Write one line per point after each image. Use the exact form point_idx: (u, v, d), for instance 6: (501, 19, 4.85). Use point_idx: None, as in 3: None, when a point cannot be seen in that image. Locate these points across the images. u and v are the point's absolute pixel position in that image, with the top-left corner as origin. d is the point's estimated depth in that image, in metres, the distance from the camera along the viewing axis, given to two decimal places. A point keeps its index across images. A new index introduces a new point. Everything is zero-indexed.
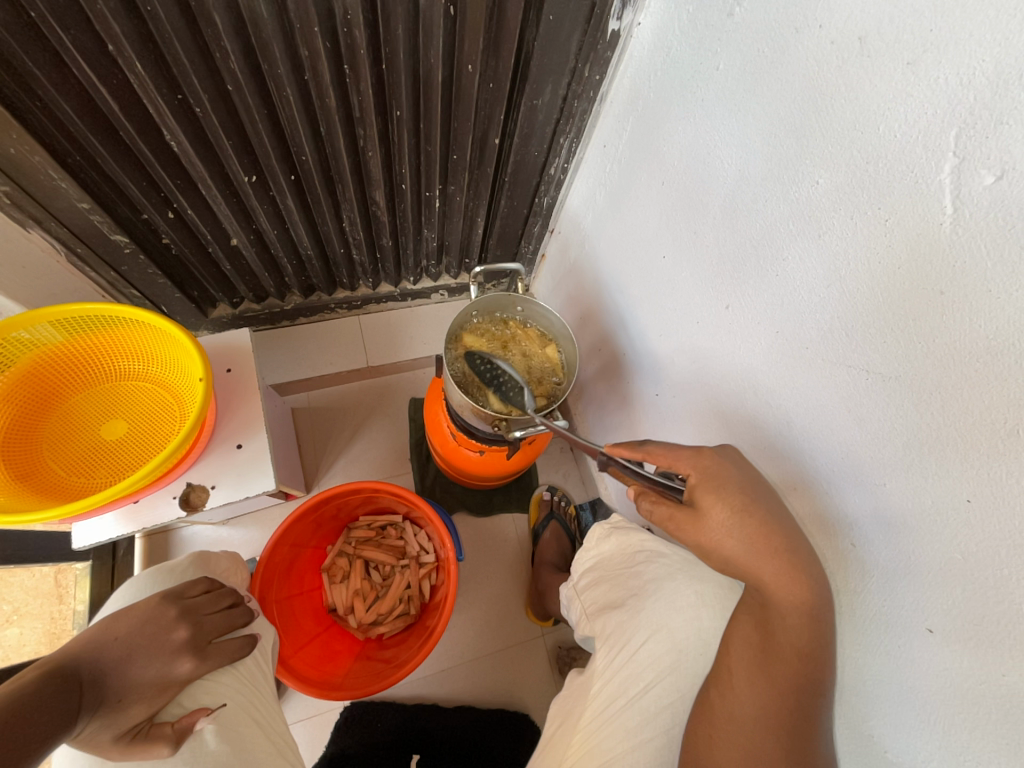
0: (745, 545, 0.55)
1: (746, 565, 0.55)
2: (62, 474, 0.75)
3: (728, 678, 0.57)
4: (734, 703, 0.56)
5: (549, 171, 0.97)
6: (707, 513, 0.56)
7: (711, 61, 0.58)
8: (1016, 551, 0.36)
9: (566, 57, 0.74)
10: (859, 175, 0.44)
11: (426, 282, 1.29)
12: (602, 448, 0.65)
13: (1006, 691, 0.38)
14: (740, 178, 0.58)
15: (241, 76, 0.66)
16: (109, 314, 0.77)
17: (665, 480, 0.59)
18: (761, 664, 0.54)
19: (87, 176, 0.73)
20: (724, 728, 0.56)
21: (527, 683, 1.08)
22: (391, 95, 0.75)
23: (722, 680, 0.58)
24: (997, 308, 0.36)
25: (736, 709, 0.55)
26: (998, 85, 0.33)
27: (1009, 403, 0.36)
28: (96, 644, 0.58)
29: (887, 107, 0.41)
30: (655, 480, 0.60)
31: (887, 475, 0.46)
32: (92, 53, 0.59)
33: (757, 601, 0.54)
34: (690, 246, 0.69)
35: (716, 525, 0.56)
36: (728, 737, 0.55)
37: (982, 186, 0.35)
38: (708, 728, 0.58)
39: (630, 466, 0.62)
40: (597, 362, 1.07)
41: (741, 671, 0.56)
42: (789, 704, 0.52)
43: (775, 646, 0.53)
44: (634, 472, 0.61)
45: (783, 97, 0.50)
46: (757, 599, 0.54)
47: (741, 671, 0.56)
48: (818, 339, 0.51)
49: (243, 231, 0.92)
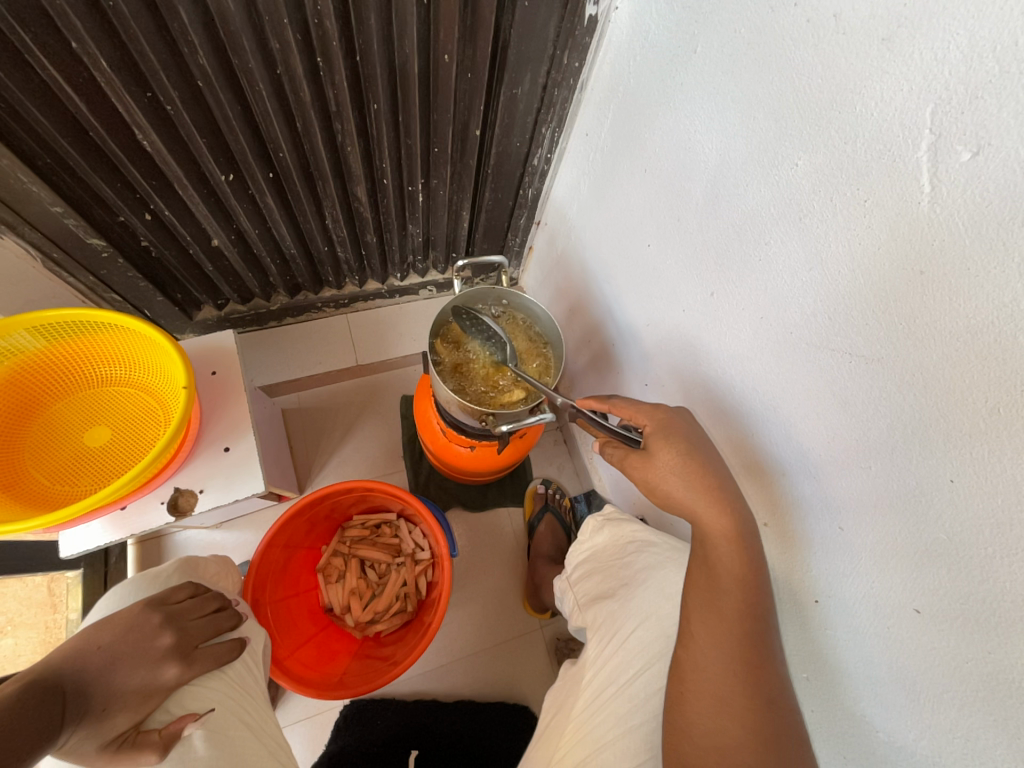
0: (739, 533, 0.54)
1: (737, 552, 0.54)
2: (45, 483, 0.74)
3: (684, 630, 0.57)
4: (697, 652, 0.55)
5: (532, 161, 0.96)
6: (697, 503, 0.56)
7: (690, 44, 0.57)
8: (999, 529, 0.36)
9: (544, 44, 0.73)
10: (838, 156, 0.43)
11: (414, 278, 1.28)
12: (571, 402, 0.69)
13: (992, 668, 0.39)
14: (721, 162, 0.57)
15: (211, 71, 0.64)
16: (86, 319, 0.75)
17: (624, 430, 0.64)
18: (710, 606, 0.55)
19: (59, 179, 0.72)
20: (691, 680, 0.55)
21: (526, 675, 1.09)
22: (367, 88, 0.74)
23: (683, 634, 0.57)
24: (977, 286, 0.35)
25: (699, 657, 0.55)
26: (973, 59, 0.33)
27: (989, 381, 0.35)
28: (79, 653, 0.58)
29: (863, 86, 0.40)
30: (614, 432, 0.64)
31: (872, 458, 0.46)
32: (53, 51, 0.57)
33: (754, 590, 0.53)
34: (674, 233, 0.68)
35: (707, 512, 0.55)
36: (698, 688, 0.54)
37: (958, 163, 0.35)
38: (679, 684, 0.56)
39: (595, 418, 0.67)
40: (587, 353, 1.06)
41: (698, 619, 0.56)
42: (781, 689, 0.52)
43: (770, 632, 0.53)
44: (596, 423, 0.66)
45: (762, 79, 0.49)
46: (753, 588, 0.53)
47: (696, 616, 0.56)
48: (802, 326, 0.51)
49: (223, 231, 0.90)
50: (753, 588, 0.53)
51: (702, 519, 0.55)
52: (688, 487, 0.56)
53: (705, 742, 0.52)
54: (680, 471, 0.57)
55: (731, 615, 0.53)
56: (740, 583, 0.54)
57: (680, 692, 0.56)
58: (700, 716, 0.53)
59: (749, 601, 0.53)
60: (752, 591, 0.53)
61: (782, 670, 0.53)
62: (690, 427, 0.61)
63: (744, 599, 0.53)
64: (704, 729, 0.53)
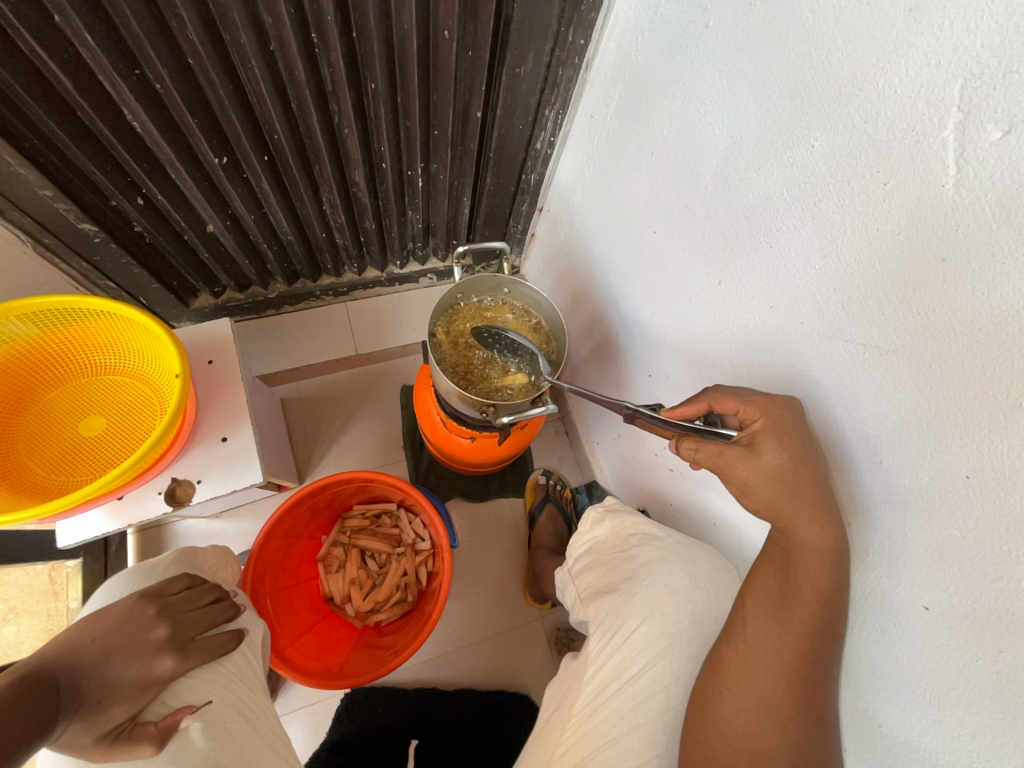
0: (815, 534, 0.48)
1: (817, 556, 0.48)
2: (40, 472, 0.74)
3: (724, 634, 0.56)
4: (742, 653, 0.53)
5: (535, 145, 0.93)
6: (793, 506, 0.48)
7: (701, 19, 0.54)
8: (1016, 527, 0.35)
9: (548, 20, 0.70)
10: (857, 136, 0.41)
11: (414, 266, 1.26)
12: (624, 404, 0.62)
13: (1004, 668, 0.38)
14: (731, 145, 0.55)
15: (201, 49, 0.62)
16: (78, 306, 0.73)
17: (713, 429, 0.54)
18: None
19: (46, 161, 0.70)
20: (733, 680, 0.54)
21: (526, 664, 1.09)
22: (364, 66, 0.71)
23: (733, 631, 0.56)
24: (1002, 274, 0.33)
25: (750, 660, 0.53)
26: (1010, 28, 0.30)
27: (1012, 373, 0.34)
28: (73, 647, 0.58)
29: (886, 61, 0.38)
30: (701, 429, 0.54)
31: (884, 452, 0.44)
32: (36, 24, 0.55)
33: (789, 588, 0.50)
34: (681, 220, 0.66)
35: (772, 502, 0.50)
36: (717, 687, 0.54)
37: (988, 142, 0.33)
38: (717, 681, 0.56)
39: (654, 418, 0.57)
40: (590, 343, 1.04)
41: (756, 621, 0.53)
42: (819, 682, 0.50)
43: (815, 633, 0.49)
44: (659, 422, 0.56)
45: (777, 56, 0.47)
46: (794, 588, 0.49)
47: (755, 618, 0.53)
48: (815, 315, 0.49)
49: (219, 217, 0.88)
50: (797, 584, 0.50)
51: (817, 518, 0.47)
52: (747, 488, 0.51)
53: (739, 741, 0.53)
54: (716, 461, 0.52)
55: (784, 606, 0.50)
56: (796, 583, 0.49)
57: (718, 691, 0.55)
58: (738, 715, 0.53)
59: (799, 598, 0.49)
60: (788, 587, 0.50)
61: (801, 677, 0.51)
62: (788, 414, 0.51)
63: (826, 605, 0.48)
64: (740, 727, 0.53)
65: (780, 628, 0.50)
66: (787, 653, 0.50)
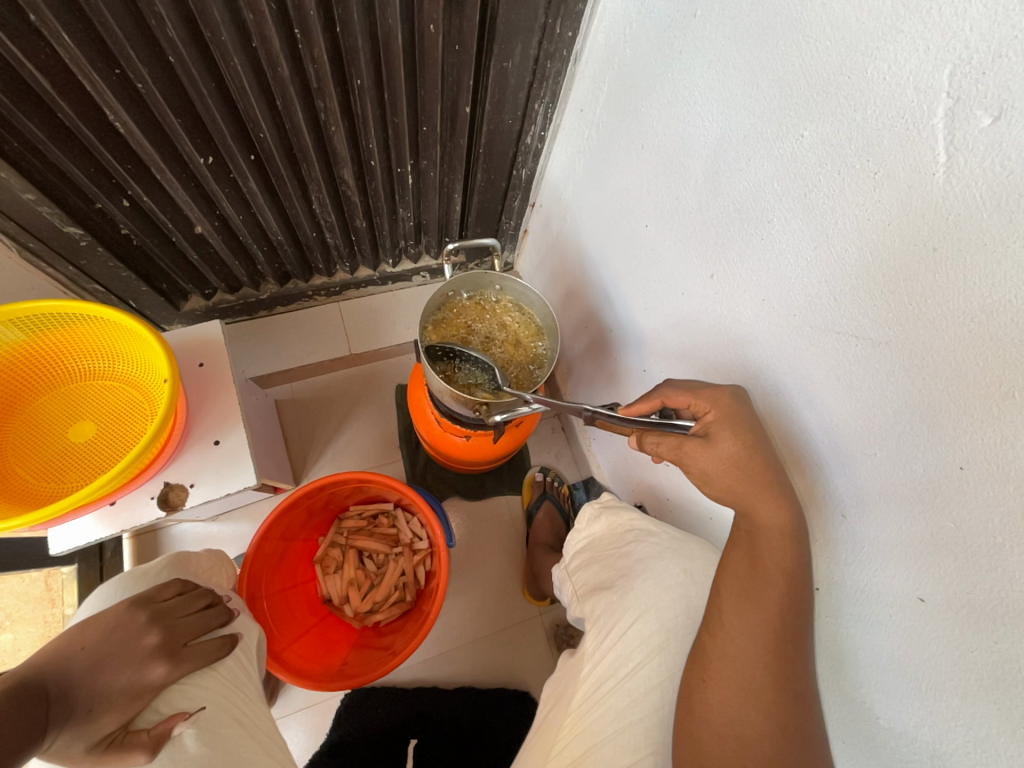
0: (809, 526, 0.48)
1: None
2: (30, 480, 0.73)
3: (710, 629, 0.56)
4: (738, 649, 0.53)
5: (525, 140, 0.92)
6: None
7: (688, 9, 0.54)
8: (1009, 518, 0.35)
9: (536, 12, 0.69)
10: (847, 125, 0.41)
11: (406, 264, 1.25)
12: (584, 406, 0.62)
13: (998, 658, 0.38)
14: (721, 137, 0.54)
15: (182, 47, 0.61)
16: (66, 311, 0.72)
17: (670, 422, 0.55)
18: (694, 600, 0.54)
19: (27, 164, 0.69)
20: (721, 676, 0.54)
21: (526, 661, 1.09)
22: (350, 62, 0.70)
23: (710, 621, 0.56)
24: (994, 263, 0.33)
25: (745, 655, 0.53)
26: (998, 12, 0.30)
27: (1004, 363, 0.34)
28: (63, 655, 0.57)
29: (875, 47, 0.37)
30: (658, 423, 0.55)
31: (877, 444, 0.44)
32: (12, 25, 0.54)
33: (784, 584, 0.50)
34: (672, 213, 0.66)
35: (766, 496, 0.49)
36: (710, 684, 0.54)
37: (978, 129, 0.32)
38: (701, 674, 0.55)
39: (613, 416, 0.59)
40: (585, 339, 1.04)
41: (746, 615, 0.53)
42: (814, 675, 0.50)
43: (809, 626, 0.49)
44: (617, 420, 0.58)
45: (765, 44, 0.46)
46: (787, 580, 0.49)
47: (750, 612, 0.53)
48: (807, 307, 0.49)
49: (207, 218, 0.87)
50: (790, 578, 0.50)
51: None
52: (708, 476, 0.54)
53: (725, 729, 0.52)
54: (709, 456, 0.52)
55: (772, 597, 0.50)
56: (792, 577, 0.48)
57: (701, 681, 0.55)
58: (722, 704, 0.53)
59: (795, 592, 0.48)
60: (782, 580, 0.50)
61: (798, 671, 0.51)
62: None
63: None
64: (726, 719, 0.53)
65: (776, 621, 0.50)
66: (782, 647, 0.50)
